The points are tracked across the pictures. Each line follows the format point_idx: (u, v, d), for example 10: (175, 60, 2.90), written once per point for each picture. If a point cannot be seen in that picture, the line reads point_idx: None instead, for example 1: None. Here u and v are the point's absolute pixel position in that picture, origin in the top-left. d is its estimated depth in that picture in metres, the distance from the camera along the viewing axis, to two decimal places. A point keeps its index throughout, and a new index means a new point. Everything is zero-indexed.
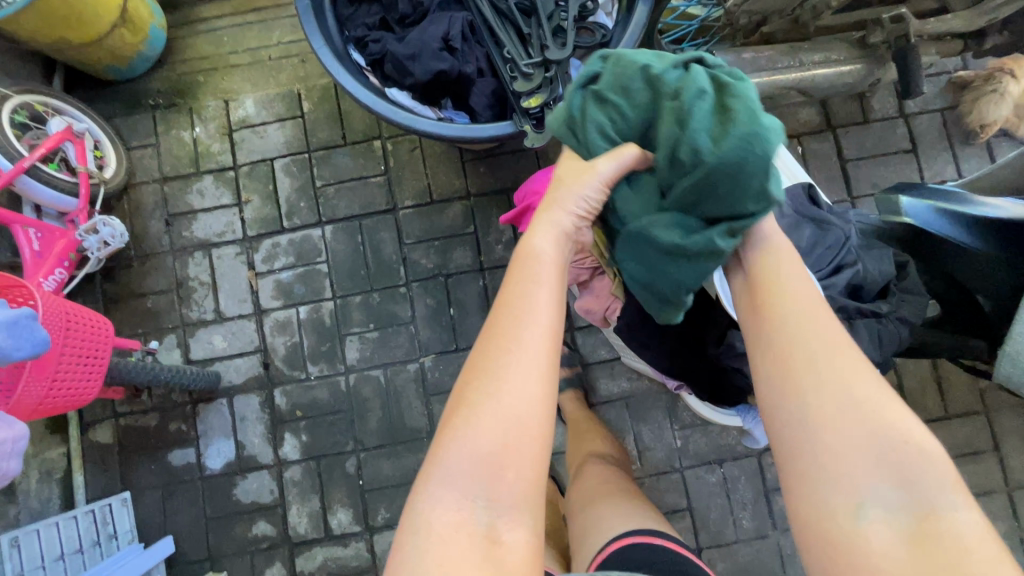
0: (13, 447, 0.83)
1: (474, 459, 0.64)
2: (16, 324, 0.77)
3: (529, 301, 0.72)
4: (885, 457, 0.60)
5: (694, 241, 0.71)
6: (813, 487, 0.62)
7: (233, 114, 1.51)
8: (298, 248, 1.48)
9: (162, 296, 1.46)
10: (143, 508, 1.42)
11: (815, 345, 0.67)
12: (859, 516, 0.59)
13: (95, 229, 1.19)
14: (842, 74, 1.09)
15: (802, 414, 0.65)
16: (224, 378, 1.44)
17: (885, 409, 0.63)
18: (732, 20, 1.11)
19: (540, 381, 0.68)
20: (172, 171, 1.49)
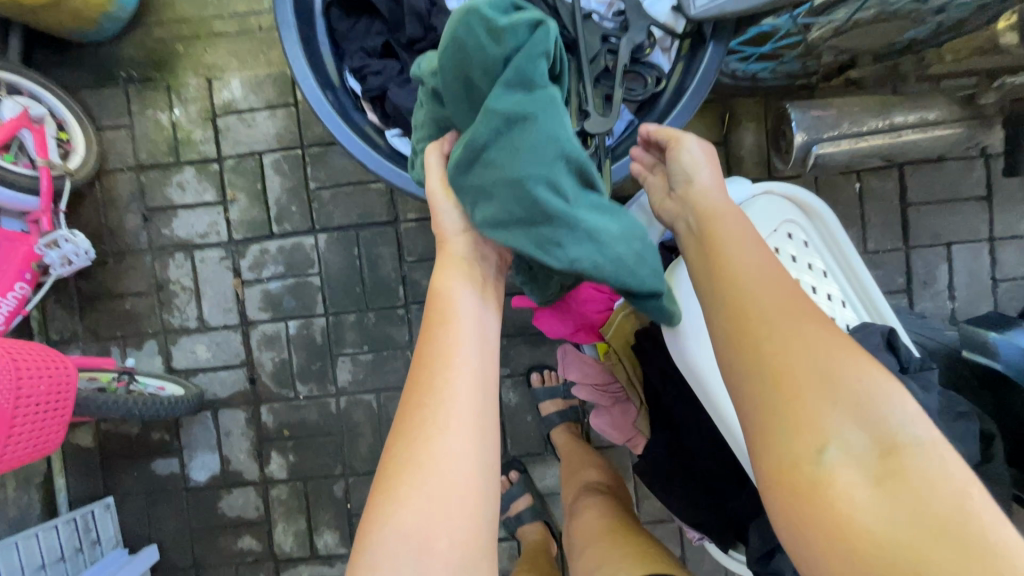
0: None
1: (405, 527, 0.66)
2: None
3: (448, 357, 0.74)
4: (848, 401, 0.54)
5: (501, 117, 0.61)
6: (776, 436, 0.56)
7: (216, 96, 1.32)
8: (288, 257, 1.34)
9: (141, 299, 1.35)
10: (127, 513, 1.40)
11: (764, 291, 0.64)
12: (821, 458, 0.53)
13: (57, 244, 1.08)
14: (935, 138, 0.91)
15: (761, 363, 0.60)
16: (209, 390, 1.36)
17: (834, 351, 0.57)
18: (814, 53, 0.93)
19: (467, 433, 0.70)
20: (149, 158, 1.33)
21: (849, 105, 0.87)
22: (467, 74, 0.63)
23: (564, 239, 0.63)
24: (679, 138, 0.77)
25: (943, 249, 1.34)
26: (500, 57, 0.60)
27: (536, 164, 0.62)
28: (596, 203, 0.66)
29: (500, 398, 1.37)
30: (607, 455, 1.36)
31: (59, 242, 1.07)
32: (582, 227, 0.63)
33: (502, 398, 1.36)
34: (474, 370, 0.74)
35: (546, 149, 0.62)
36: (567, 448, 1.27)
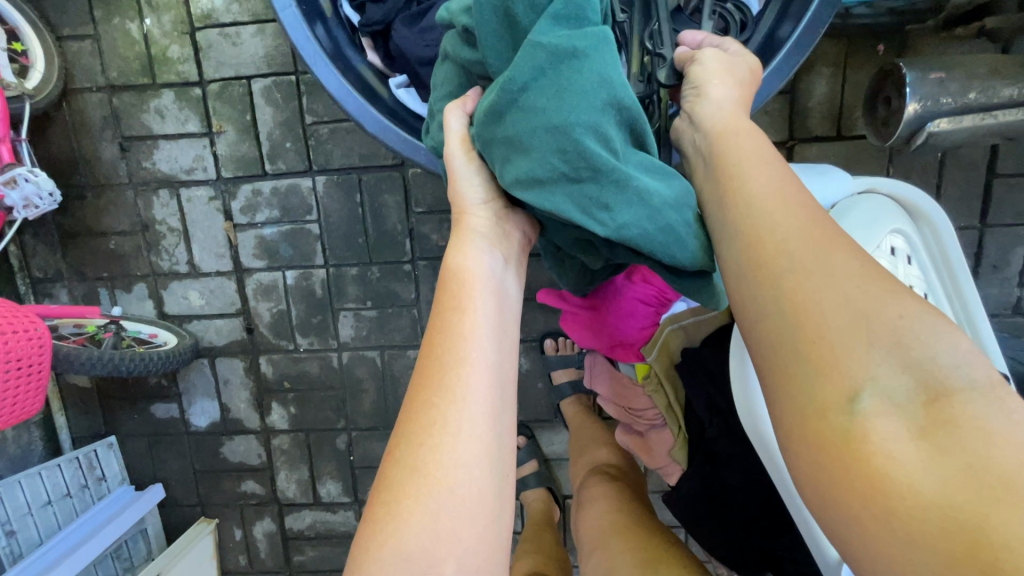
0: None
1: (403, 558, 0.50)
2: None
3: (463, 341, 0.58)
4: (882, 339, 0.41)
5: (546, 45, 0.49)
6: (797, 388, 0.44)
7: (193, 3, 1.12)
8: (284, 200, 1.21)
9: (125, 239, 1.24)
10: (130, 451, 1.39)
11: (779, 211, 0.50)
12: (854, 407, 0.41)
13: (14, 183, 0.94)
14: None
15: (778, 297, 0.46)
16: (205, 338, 1.29)
17: (874, 281, 0.44)
18: None
19: (484, 438, 0.55)
20: (121, 78, 1.15)
21: (976, 67, 0.69)
22: (507, 5, 0.52)
23: (611, 201, 0.51)
24: (690, 54, 0.59)
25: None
26: None
27: (583, 107, 0.50)
28: (646, 162, 0.53)
29: None
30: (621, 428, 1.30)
31: (19, 181, 0.93)
32: (632, 187, 0.50)
33: None
34: (495, 360, 0.59)
35: (597, 92, 0.50)
36: (577, 421, 1.21)
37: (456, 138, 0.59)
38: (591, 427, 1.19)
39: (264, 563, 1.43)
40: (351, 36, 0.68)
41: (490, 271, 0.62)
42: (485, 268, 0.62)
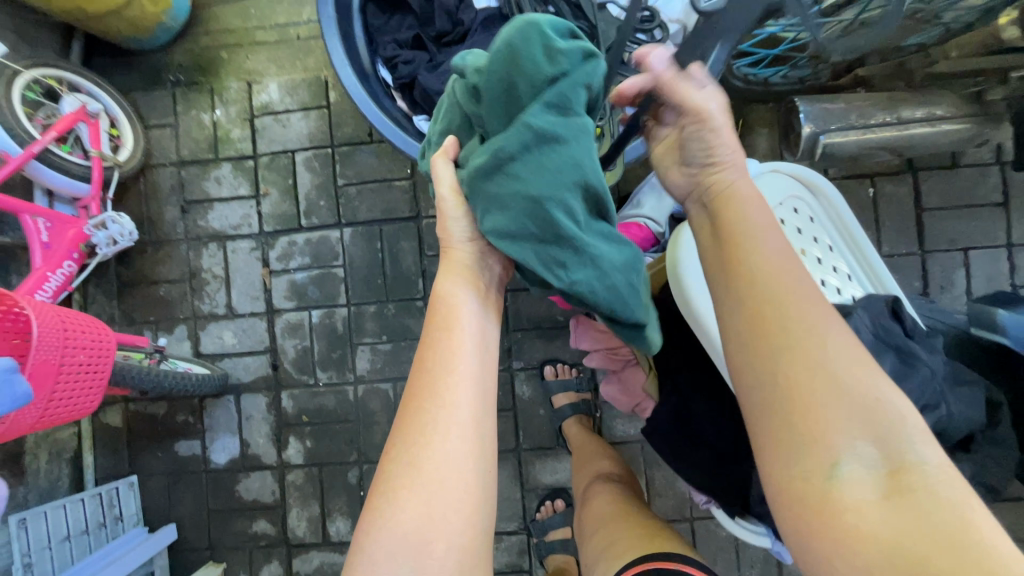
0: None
1: (404, 533, 0.65)
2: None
3: (449, 366, 0.73)
4: (859, 418, 0.55)
5: (525, 133, 0.62)
6: (781, 443, 0.57)
7: (255, 98, 1.42)
8: (315, 249, 1.41)
9: (174, 286, 1.43)
10: (149, 492, 1.44)
11: (778, 291, 0.61)
12: (834, 473, 0.54)
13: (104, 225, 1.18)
14: (945, 133, 0.91)
15: (772, 377, 0.59)
16: (233, 376, 1.42)
17: (851, 364, 0.57)
18: (823, 56, 0.95)
19: (467, 441, 0.70)
20: (191, 155, 1.42)
21: (857, 101, 0.91)
22: (513, 81, 0.62)
23: (569, 262, 0.66)
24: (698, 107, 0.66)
25: (959, 254, 1.34)
26: (549, 77, 0.60)
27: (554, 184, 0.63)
28: (604, 232, 0.69)
29: (513, 392, 1.39)
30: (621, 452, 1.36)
31: (108, 224, 1.17)
32: (589, 253, 0.66)
33: (515, 391, 1.39)
34: (474, 379, 0.74)
35: (568, 173, 0.64)
36: (580, 440, 1.29)
37: (450, 181, 0.74)
38: (593, 445, 1.27)
39: None
40: (387, 88, 0.89)
41: (470, 303, 0.78)
42: (466, 302, 0.78)
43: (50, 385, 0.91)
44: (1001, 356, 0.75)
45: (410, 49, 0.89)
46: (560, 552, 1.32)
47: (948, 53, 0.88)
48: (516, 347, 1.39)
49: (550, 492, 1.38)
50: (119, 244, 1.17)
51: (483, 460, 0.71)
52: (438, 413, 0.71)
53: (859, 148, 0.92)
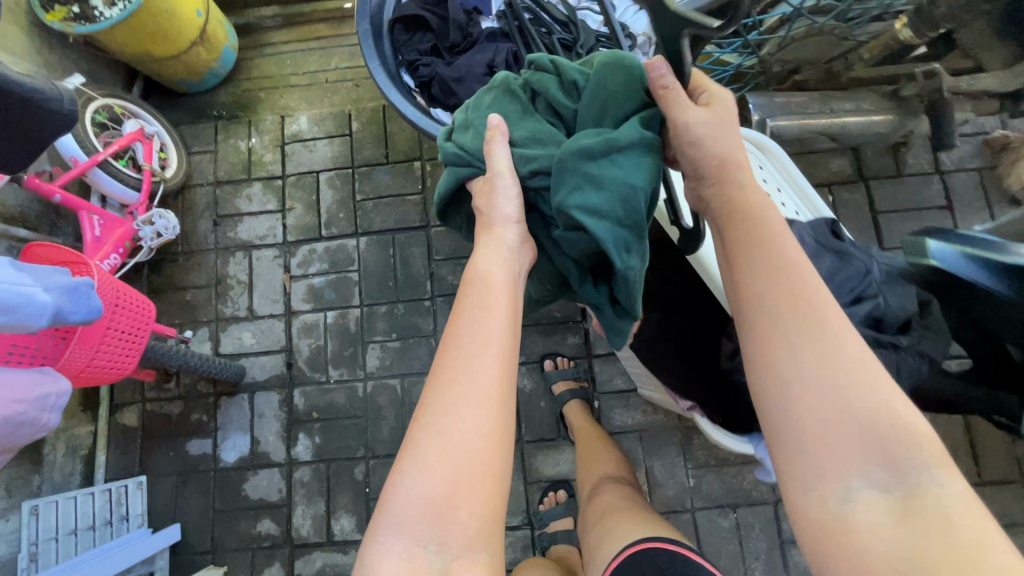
0: (57, 400, 0.78)
1: (427, 494, 0.66)
2: (76, 290, 0.74)
3: (478, 340, 0.74)
4: (870, 442, 0.57)
5: (636, 131, 0.72)
6: (798, 468, 0.60)
7: (287, 129, 1.63)
8: (333, 256, 1.55)
9: (201, 291, 1.54)
10: (156, 494, 1.45)
11: (784, 320, 0.64)
12: (848, 497, 0.57)
13: (151, 220, 1.37)
14: (874, 123, 1.10)
15: (785, 406, 0.62)
16: (249, 374, 1.49)
17: (867, 384, 0.60)
18: (766, 67, 1.17)
19: (490, 417, 0.71)
20: (226, 176, 1.60)
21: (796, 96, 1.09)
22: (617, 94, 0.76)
23: (633, 246, 0.71)
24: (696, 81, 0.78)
25: None
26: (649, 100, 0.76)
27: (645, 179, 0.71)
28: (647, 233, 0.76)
29: (515, 385, 1.46)
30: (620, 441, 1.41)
31: (155, 218, 1.37)
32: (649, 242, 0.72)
33: (517, 384, 1.46)
34: (501, 355, 0.74)
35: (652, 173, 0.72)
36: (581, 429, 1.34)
37: (504, 160, 0.79)
38: (594, 438, 1.32)
39: None
40: (409, 86, 1.07)
41: (496, 283, 0.80)
42: (493, 281, 0.79)
43: (99, 342, 1.00)
44: (940, 284, 0.86)
45: (429, 56, 1.08)
46: (564, 543, 1.32)
47: (862, 54, 1.09)
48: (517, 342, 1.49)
49: (552, 483, 1.40)
50: (163, 237, 1.39)
51: (505, 432, 0.72)
52: (466, 386, 0.71)
53: (802, 131, 1.09)
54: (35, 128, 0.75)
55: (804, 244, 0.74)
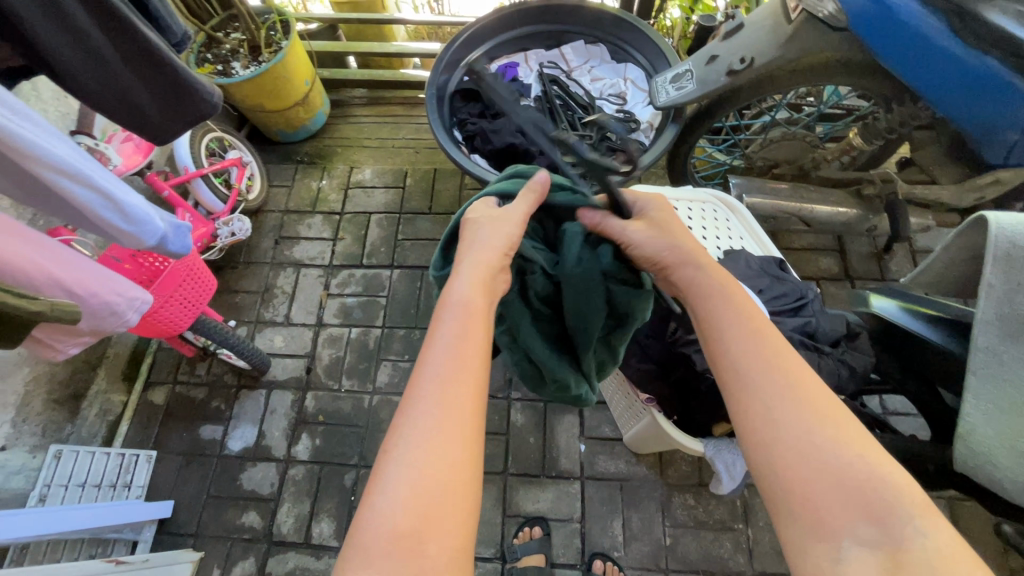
0: (141, 304, 0.91)
1: (391, 531, 0.55)
2: (179, 228, 1.00)
3: (453, 359, 0.67)
4: (852, 498, 0.55)
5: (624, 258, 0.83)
6: (791, 533, 0.56)
7: (352, 177, 1.95)
8: (367, 282, 1.77)
9: (249, 296, 1.76)
10: (159, 472, 1.54)
11: (762, 385, 0.64)
12: (840, 556, 0.53)
13: (229, 223, 1.65)
14: (840, 213, 1.38)
15: (770, 467, 0.60)
16: (272, 372, 1.65)
17: (844, 436, 0.59)
18: (751, 162, 1.46)
19: (462, 433, 0.62)
20: (295, 207, 1.91)
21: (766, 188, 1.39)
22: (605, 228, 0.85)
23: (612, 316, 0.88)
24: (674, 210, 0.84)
25: None
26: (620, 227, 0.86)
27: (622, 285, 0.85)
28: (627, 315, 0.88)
29: (508, 418, 1.55)
30: (602, 487, 1.45)
31: (233, 222, 1.65)
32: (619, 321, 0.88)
33: (510, 418, 1.55)
34: (478, 373, 0.67)
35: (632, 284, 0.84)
36: None
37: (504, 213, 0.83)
38: None
39: None
40: (458, 138, 1.37)
41: (467, 298, 0.73)
42: (462, 295, 0.73)
43: (173, 288, 1.19)
44: (884, 333, 0.97)
45: (476, 118, 1.39)
46: None
47: (828, 156, 1.38)
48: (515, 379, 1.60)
49: (529, 519, 1.42)
50: (234, 237, 1.67)
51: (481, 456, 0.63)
52: (436, 401, 0.63)
53: (775, 210, 1.39)
54: (184, 112, 0.97)
55: (755, 269, 1.02)
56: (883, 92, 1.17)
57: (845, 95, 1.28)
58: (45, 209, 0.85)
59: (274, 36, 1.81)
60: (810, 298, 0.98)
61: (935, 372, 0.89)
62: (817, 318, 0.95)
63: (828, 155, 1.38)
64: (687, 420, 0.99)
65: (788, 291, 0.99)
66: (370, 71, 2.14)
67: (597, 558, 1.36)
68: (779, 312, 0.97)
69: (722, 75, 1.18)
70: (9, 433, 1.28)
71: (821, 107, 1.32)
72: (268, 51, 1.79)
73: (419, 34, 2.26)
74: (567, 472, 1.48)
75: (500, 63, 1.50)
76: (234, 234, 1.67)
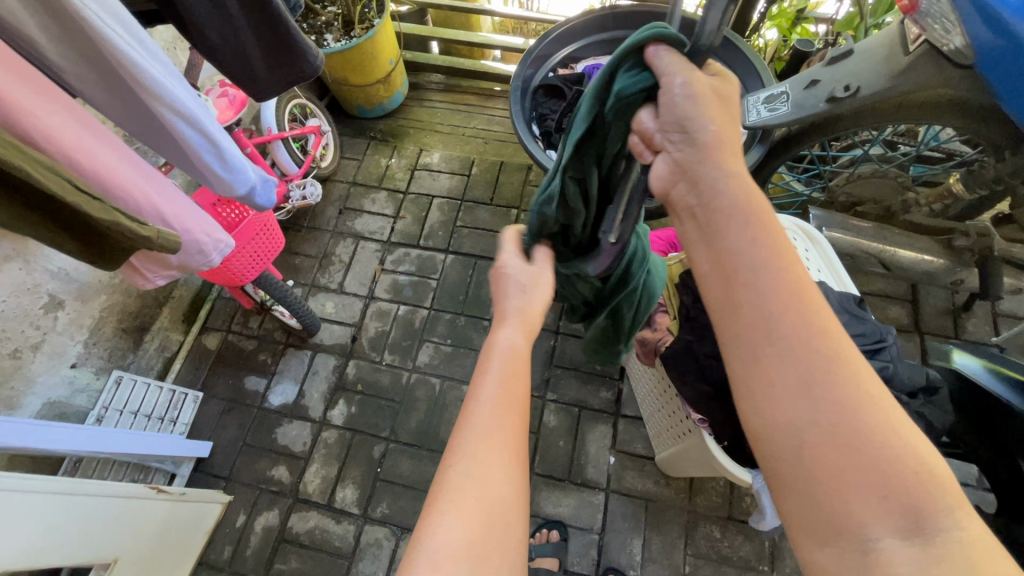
0: (215, 249, 0.97)
1: (451, 551, 0.52)
2: (268, 182, 1.06)
3: (504, 384, 0.65)
4: (885, 490, 0.47)
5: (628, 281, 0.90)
6: (809, 516, 0.50)
7: (421, 159, 1.98)
8: (421, 262, 1.80)
9: (309, 259, 1.82)
10: (203, 413, 1.61)
11: (790, 344, 0.53)
12: (867, 547, 0.47)
13: (301, 187, 1.71)
14: (922, 260, 1.31)
15: (793, 449, 0.51)
16: (320, 336, 1.69)
17: (874, 403, 0.50)
18: (834, 196, 1.40)
19: (512, 454, 0.60)
20: (362, 180, 1.96)
21: (846, 225, 1.33)
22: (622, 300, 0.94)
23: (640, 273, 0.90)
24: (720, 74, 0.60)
25: None
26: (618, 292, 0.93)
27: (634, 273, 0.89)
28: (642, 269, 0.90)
29: (540, 418, 1.54)
30: (626, 503, 1.43)
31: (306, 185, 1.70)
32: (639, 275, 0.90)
33: (542, 418, 1.53)
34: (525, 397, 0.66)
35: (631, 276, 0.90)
36: None
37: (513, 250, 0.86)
38: None
39: (244, 563, 1.42)
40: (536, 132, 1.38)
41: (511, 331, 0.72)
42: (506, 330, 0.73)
43: (247, 239, 1.25)
44: (962, 391, 0.91)
45: (556, 115, 1.40)
46: None
47: (922, 201, 1.32)
48: (553, 380, 1.59)
49: (548, 521, 1.41)
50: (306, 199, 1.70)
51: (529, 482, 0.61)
52: (489, 421, 0.61)
53: (855, 248, 1.34)
54: (287, 72, 0.97)
55: (833, 303, 0.99)
56: (994, 138, 1.09)
57: (946, 140, 1.23)
58: (154, 144, 0.90)
59: (368, 13, 1.86)
60: (891, 343, 0.95)
61: (1016, 441, 0.82)
62: (895, 365, 0.92)
63: (920, 199, 1.32)
64: (735, 446, 0.96)
65: (867, 329, 0.95)
66: (451, 59, 2.18)
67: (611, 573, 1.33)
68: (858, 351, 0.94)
69: (821, 102, 1.14)
70: (80, 352, 1.37)
71: (918, 148, 1.27)
72: (360, 27, 1.84)
73: (504, 27, 2.29)
74: (592, 481, 1.46)
75: (586, 64, 1.50)
76: (305, 198, 1.73)
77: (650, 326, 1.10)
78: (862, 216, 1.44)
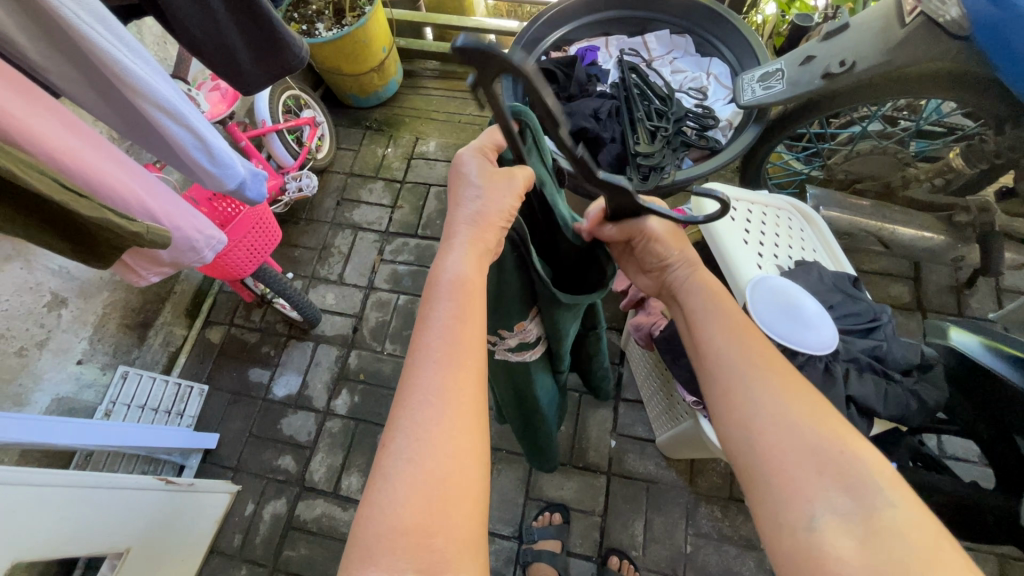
0: (206, 244, 0.97)
1: (394, 531, 0.48)
2: (257, 176, 1.06)
3: (446, 335, 0.58)
4: (823, 467, 0.54)
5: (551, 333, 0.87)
6: (763, 504, 0.56)
7: (416, 148, 1.98)
8: (420, 252, 1.80)
9: (308, 251, 1.83)
10: (209, 405, 1.64)
11: (739, 362, 0.63)
12: (812, 524, 0.52)
13: (297, 178, 1.70)
14: (924, 237, 1.30)
15: (747, 440, 0.58)
16: (321, 327, 1.71)
17: (810, 402, 0.59)
18: (831, 174, 1.40)
19: (456, 409, 0.55)
20: (359, 171, 1.96)
21: (844, 203, 1.32)
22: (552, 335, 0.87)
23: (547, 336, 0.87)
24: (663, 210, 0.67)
25: None
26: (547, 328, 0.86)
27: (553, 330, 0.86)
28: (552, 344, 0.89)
29: None
30: (628, 485, 1.44)
31: (301, 177, 1.69)
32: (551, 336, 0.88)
33: None
34: (474, 346, 0.59)
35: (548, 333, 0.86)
36: None
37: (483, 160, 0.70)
38: None
39: (254, 550, 1.45)
40: None
41: (454, 267, 0.63)
42: (448, 267, 0.63)
43: (243, 233, 1.25)
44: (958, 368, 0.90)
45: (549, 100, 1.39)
46: (545, 563, 1.32)
47: (920, 176, 1.31)
48: None
49: (549, 505, 1.43)
50: (302, 190, 1.69)
51: (483, 435, 0.56)
52: (431, 378, 0.56)
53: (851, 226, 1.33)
54: (273, 64, 0.97)
55: (827, 281, 0.99)
56: (995, 111, 1.08)
57: (947, 113, 1.21)
58: (141, 142, 0.91)
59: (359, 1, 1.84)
60: (885, 321, 0.94)
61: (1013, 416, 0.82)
62: (890, 345, 0.92)
63: (920, 174, 1.31)
64: None
65: (856, 309, 0.94)
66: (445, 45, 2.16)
67: (612, 554, 1.35)
68: (855, 331, 0.93)
69: (817, 78, 1.13)
70: (86, 348, 1.39)
71: (919, 122, 1.25)
72: (352, 16, 1.82)
73: (498, 11, 2.26)
74: (593, 464, 1.47)
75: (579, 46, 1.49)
76: (301, 190, 1.70)
77: (645, 311, 1.10)
78: (861, 194, 1.42)
